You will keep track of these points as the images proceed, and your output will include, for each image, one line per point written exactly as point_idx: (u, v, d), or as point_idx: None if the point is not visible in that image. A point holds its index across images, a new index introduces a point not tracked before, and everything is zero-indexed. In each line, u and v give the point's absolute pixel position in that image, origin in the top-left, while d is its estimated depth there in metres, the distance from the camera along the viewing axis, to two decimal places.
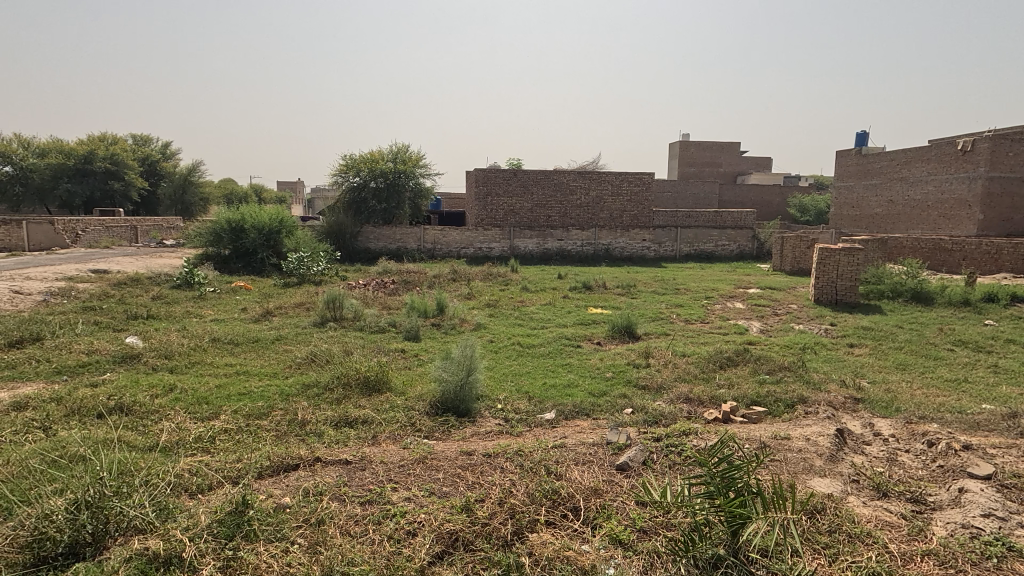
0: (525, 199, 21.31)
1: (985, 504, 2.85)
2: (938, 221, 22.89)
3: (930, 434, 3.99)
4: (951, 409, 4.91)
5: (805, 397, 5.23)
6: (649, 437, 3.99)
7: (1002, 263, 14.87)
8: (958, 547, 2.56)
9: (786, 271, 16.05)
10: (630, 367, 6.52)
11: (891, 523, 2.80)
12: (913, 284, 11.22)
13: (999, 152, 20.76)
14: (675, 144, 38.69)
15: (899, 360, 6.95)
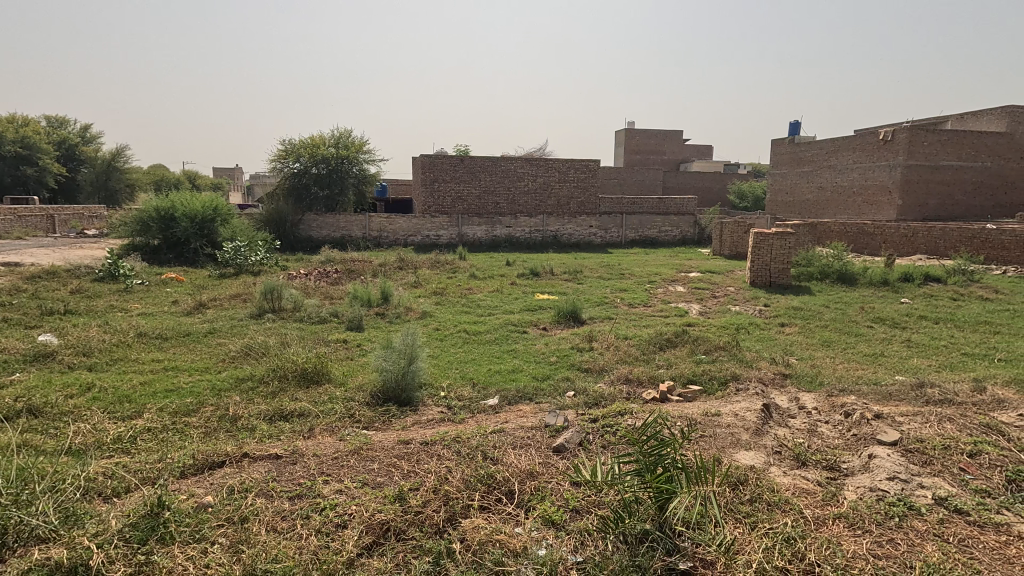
0: (472, 186, 21.13)
1: (891, 468, 3.07)
2: (863, 207, 24.32)
3: (848, 406, 4.24)
4: (867, 381, 5.26)
5: (737, 374, 5.46)
6: (587, 418, 4.06)
7: (918, 246, 15.94)
8: (865, 509, 2.73)
9: (725, 255, 16.69)
10: (574, 351, 6.61)
11: (807, 490, 2.96)
12: (839, 266, 11.89)
13: (916, 142, 22.15)
14: (621, 132, 39.34)
15: (824, 337, 7.37)
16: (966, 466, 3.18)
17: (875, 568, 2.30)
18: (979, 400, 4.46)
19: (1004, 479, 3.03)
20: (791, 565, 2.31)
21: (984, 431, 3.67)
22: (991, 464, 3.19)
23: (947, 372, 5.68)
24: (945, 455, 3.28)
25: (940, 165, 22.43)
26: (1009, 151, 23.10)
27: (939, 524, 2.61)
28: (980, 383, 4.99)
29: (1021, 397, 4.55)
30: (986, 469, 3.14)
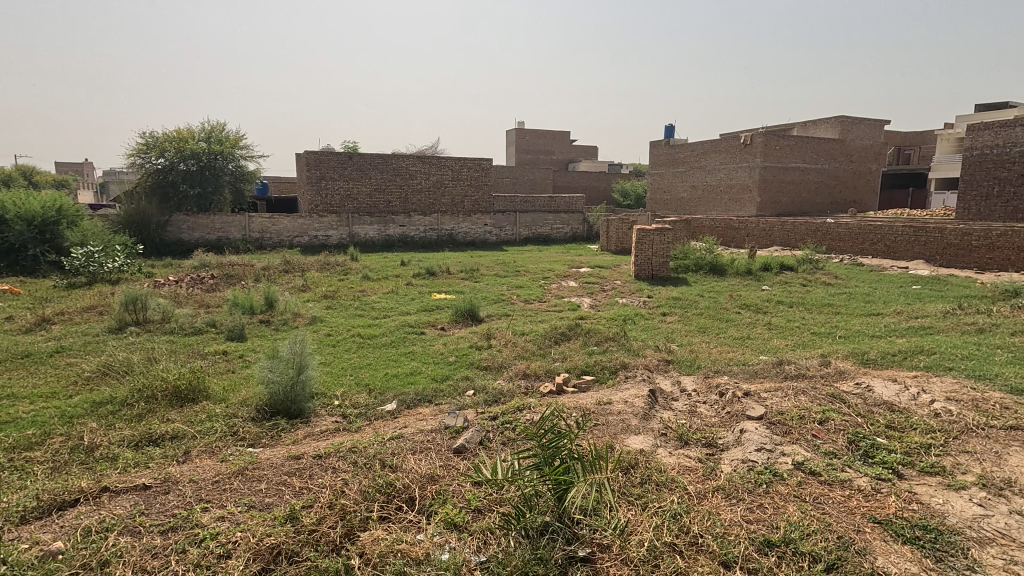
0: (362, 184, 20.38)
1: (758, 440, 3.42)
2: (729, 204, 26.78)
3: (722, 386, 4.67)
4: (737, 362, 5.83)
5: (626, 363, 5.79)
6: (486, 416, 4.08)
7: (774, 238, 17.91)
8: (739, 480, 3.01)
9: (612, 250, 17.60)
10: (472, 349, 6.62)
11: (690, 467, 3.20)
12: (710, 259, 13.02)
13: (770, 146, 24.89)
14: (511, 131, 40.03)
15: (700, 324, 8.05)
16: (817, 432, 3.62)
17: (748, 531, 2.55)
18: (826, 373, 5.11)
19: (846, 442, 3.50)
20: (678, 539, 2.48)
21: (830, 400, 4.22)
22: (837, 428, 3.67)
23: (801, 350, 6.42)
24: (801, 424, 3.72)
25: (789, 167, 25.43)
26: (842, 156, 26.79)
27: (798, 486, 2.95)
28: (827, 358, 5.70)
29: (857, 368, 5.29)
30: (833, 433, 3.61)
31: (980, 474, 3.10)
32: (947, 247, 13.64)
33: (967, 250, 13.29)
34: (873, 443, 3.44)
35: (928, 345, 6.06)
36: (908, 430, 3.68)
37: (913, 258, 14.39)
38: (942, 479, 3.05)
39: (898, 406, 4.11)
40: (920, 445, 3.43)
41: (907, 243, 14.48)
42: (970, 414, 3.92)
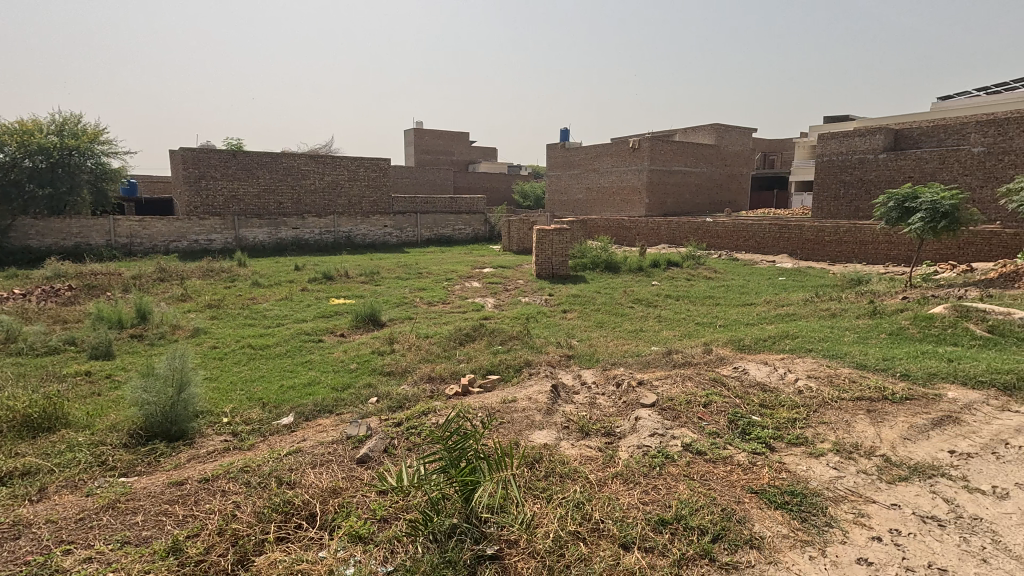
0: (249, 184, 19.03)
1: (652, 426, 3.66)
2: (621, 204, 28.26)
3: (619, 377, 4.93)
4: (632, 354, 6.18)
5: (529, 360, 5.92)
6: (390, 423, 3.99)
7: (662, 236, 19.18)
8: (636, 464, 3.19)
9: (514, 250, 17.92)
10: (375, 355, 6.43)
11: (591, 457, 3.35)
12: (606, 257, 13.68)
13: (656, 150, 26.62)
14: (409, 131, 39.37)
15: (598, 319, 8.43)
16: (702, 414, 3.94)
17: (644, 512, 2.71)
18: (709, 360, 5.58)
19: (727, 421, 3.84)
20: (581, 527, 2.59)
21: (713, 384, 4.61)
22: (719, 410, 4.02)
23: (687, 340, 6.95)
24: (689, 408, 4.03)
25: (673, 170, 27.39)
26: (717, 160, 29.35)
27: (687, 465, 3.20)
28: (709, 346, 6.21)
29: (735, 354, 5.82)
30: (715, 414, 3.94)
31: (834, 441, 3.54)
32: (805, 242, 15.42)
33: (820, 244, 15.11)
34: (749, 421, 3.81)
35: (791, 330, 6.82)
36: (778, 407, 4.12)
37: (778, 252, 16.09)
38: (805, 448, 3.46)
39: (769, 386, 4.59)
40: (787, 420, 3.85)
41: (773, 239, 16.17)
42: (825, 389, 4.47)
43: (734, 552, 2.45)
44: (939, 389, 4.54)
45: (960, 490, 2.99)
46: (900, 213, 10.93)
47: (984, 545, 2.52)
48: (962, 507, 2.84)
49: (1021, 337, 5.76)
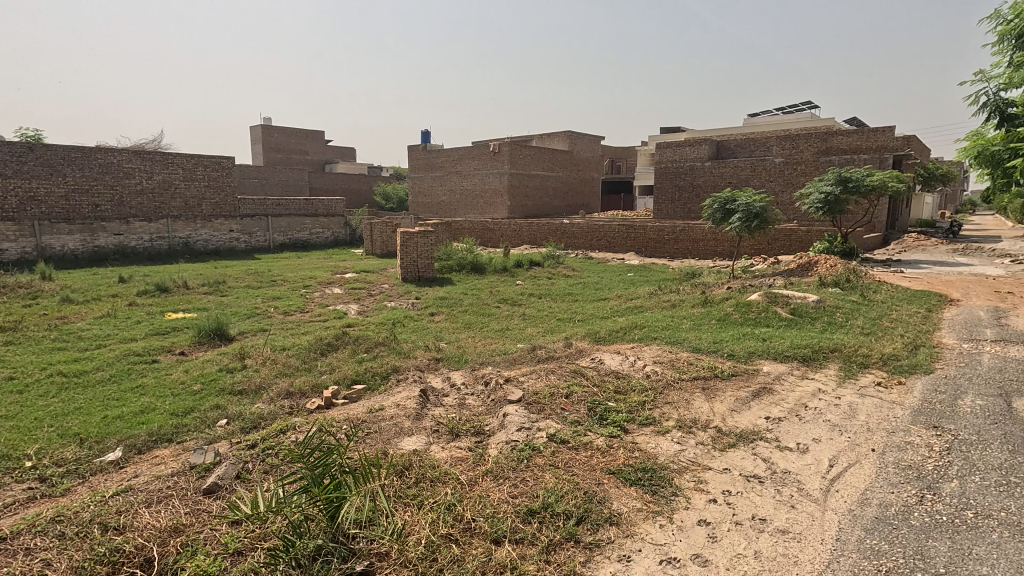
0: (53, 183, 16.15)
1: (519, 420, 3.79)
2: (484, 207, 28.77)
3: (487, 376, 5.03)
4: (498, 352, 6.34)
5: (396, 366, 5.78)
6: (243, 446, 3.66)
7: (524, 237, 19.90)
8: (505, 460, 3.28)
9: (377, 254, 17.38)
10: (223, 373, 5.82)
11: (461, 458, 3.37)
12: (471, 258, 13.86)
13: (515, 154, 27.60)
14: (256, 127, 36.36)
15: (465, 320, 8.51)
16: (565, 405, 4.16)
17: (514, 505, 2.80)
18: (569, 353, 5.93)
19: (587, 409, 4.10)
20: (453, 528, 2.60)
21: (573, 375, 4.90)
22: (579, 399, 4.28)
23: (550, 335, 7.29)
24: (552, 400, 4.24)
25: (531, 174, 28.61)
26: (570, 165, 31.27)
27: (553, 455, 3.36)
28: (570, 340, 6.59)
29: (592, 346, 6.25)
30: (576, 404, 4.19)
31: (677, 418, 3.96)
32: (649, 240, 17.03)
33: (661, 242, 16.80)
34: (606, 407, 4.11)
35: (640, 321, 7.49)
36: (630, 392, 4.50)
37: (627, 250, 17.56)
38: (654, 427, 3.82)
39: (622, 373, 5.00)
40: (637, 403, 4.22)
41: (623, 239, 17.62)
42: (668, 373, 4.99)
43: (596, 531, 2.62)
44: (757, 365, 5.29)
45: (774, 450, 3.52)
46: (723, 214, 12.55)
47: (792, 493, 2.99)
48: (776, 464, 3.34)
49: (813, 317, 6.94)
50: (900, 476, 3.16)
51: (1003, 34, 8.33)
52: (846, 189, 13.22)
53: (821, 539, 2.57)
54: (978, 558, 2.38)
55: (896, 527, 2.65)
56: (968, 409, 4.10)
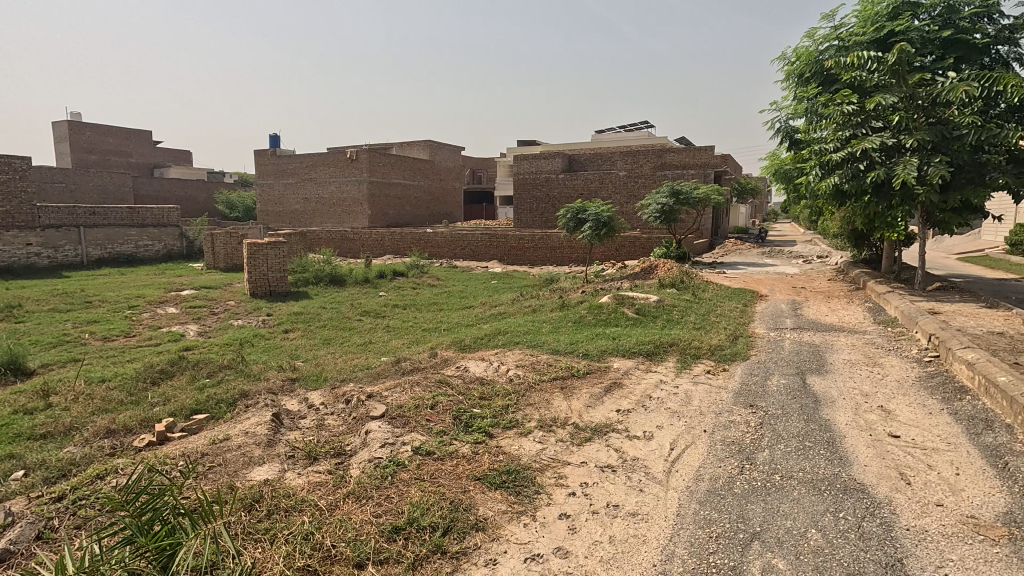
0: None
1: (382, 437, 3.68)
2: (342, 216, 27.51)
3: (348, 393, 4.81)
4: (361, 367, 6.09)
5: (245, 391, 5.26)
6: (46, 500, 3.07)
7: (386, 247, 19.42)
8: (367, 479, 3.15)
9: (221, 268, 15.76)
10: (19, 416, 4.82)
11: (320, 482, 3.17)
12: (329, 270, 13.18)
13: (374, 162, 26.91)
14: (62, 124, 31.16)
15: (324, 336, 8.05)
16: (430, 416, 4.12)
17: (377, 524, 2.70)
18: (434, 363, 5.89)
19: (452, 418, 4.10)
20: (311, 559, 2.44)
21: (439, 386, 4.87)
22: (444, 409, 4.27)
23: (415, 347, 7.18)
24: (417, 413, 4.17)
25: (391, 182, 28.08)
26: (431, 174, 31.28)
27: (418, 468, 3.30)
28: (434, 350, 6.55)
29: (456, 355, 6.28)
30: (442, 414, 4.18)
31: (539, 418, 4.13)
32: (510, 248, 17.61)
33: (522, 250, 17.46)
34: (471, 414, 4.15)
35: (503, 327, 7.70)
36: (494, 397, 4.59)
37: (490, 258, 17.96)
38: (517, 429, 3.94)
39: (487, 379, 5.09)
40: (501, 408, 4.32)
41: (485, 247, 17.99)
42: (530, 375, 5.19)
43: (462, 539, 2.63)
44: (608, 362, 5.72)
45: (624, 440, 3.82)
46: (576, 223, 13.39)
47: (640, 478, 3.28)
48: (626, 453, 3.63)
49: (655, 315, 7.68)
50: (726, 451, 3.61)
51: (788, 72, 9.96)
52: (679, 200, 14.88)
53: (664, 516, 2.84)
54: (785, 514, 2.80)
55: (723, 497, 3.02)
56: (774, 388, 4.84)
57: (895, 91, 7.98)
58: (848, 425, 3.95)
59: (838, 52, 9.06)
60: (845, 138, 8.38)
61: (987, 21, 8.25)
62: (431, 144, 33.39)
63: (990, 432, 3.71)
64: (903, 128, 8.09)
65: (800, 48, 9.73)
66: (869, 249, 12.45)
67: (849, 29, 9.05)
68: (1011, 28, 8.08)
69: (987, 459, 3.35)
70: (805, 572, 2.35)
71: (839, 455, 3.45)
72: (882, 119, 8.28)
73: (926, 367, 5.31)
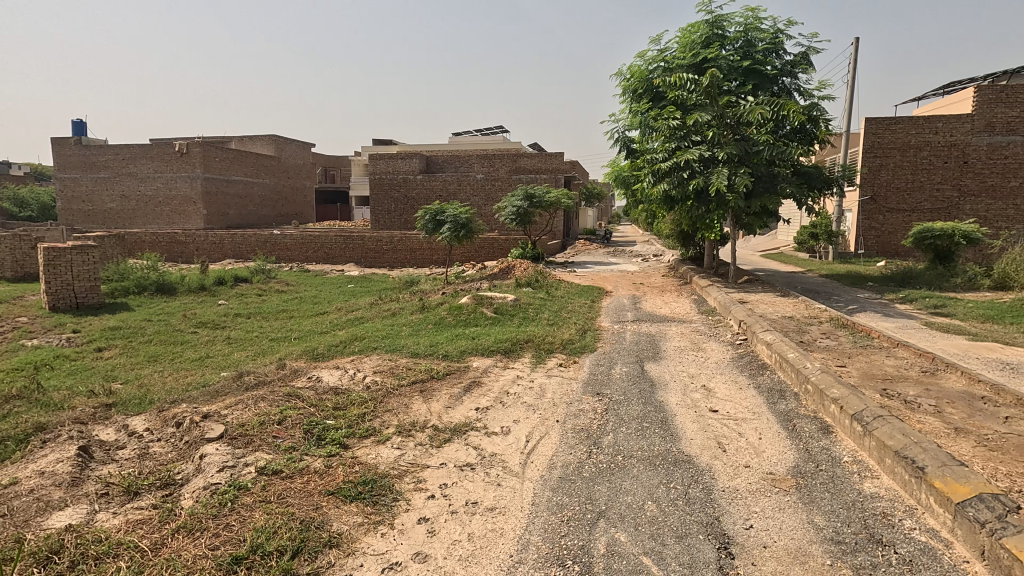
0: None
1: (220, 460, 3.33)
2: (171, 216, 24.31)
3: (179, 415, 4.28)
4: (196, 385, 5.43)
5: (42, 424, 4.40)
6: None
7: (226, 251, 17.61)
8: (201, 509, 2.82)
9: (8, 278, 13.05)
10: None
11: (140, 520, 2.77)
12: (155, 278, 11.61)
13: (208, 157, 24.31)
14: None
15: (149, 352, 7.05)
16: (277, 433, 3.83)
17: (213, 558, 2.44)
18: (283, 375, 5.47)
19: (303, 433, 3.85)
20: None
21: (287, 399, 4.54)
22: (294, 423, 3.99)
23: (261, 358, 6.62)
24: (261, 430, 3.85)
25: (231, 180, 25.60)
26: (276, 172, 29.09)
27: (263, 490, 3.04)
28: (283, 361, 6.09)
29: (308, 364, 5.91)
30: (291, 429, 3.90)
31: (397, 424, 4.05)
32: (368, 251, 17.02)
33: (380, 252, 16.97)
34: (323, 426, 3.93)
35: (360, 332, 7.42)
36: (350, 406, 4.40)
37: (346, 261, 17.19)
38: (374, 437, 3.82)
39: (342, 388, 4.86)
40: (357, 416, 4.16)
41: (340, 250, 17.18)
42: (388, 381, 5.06)
43: (313, 560, 2.48)
44: (467, 362, 5.80)
45: (483, 437, 3.90)
46: (434, 225, 13.33)
47: (498, 472, 3.37)
48: (484, 449, 3.71)
49: (512, 314, 7.96)
50: (576, 438, 3.86)
51: (624, 88, 10.94)
52: (532, 204, 15.57)
53: (520, 507, 2.95)
54: (626, 490, 3.07)
55: (573, 481, 3.22)
56: (618, 376, 5.28)
57: (709, 111, 9.19)
58: (678, 404, 4.45)
59: (664, 72, 10.14)
60: (672, 148, 9.45)
61: (775, 56, 9.84)
62: (277, 139, 31.07)
63: (783, 400, 4.43)
64: (716, 143, 9.32)
65: (633, 66, 10.70)
66: (693, 248, 14.14)
67: (672, 53, 10.18)
68: (792, 64, 9.71)
69: (781, 422, 4.00)
70: (643, 540, 2.60)
71: (670, 432, 3.87)
72: (700, 133, 9.46)
73: (738, 349, 6.18)
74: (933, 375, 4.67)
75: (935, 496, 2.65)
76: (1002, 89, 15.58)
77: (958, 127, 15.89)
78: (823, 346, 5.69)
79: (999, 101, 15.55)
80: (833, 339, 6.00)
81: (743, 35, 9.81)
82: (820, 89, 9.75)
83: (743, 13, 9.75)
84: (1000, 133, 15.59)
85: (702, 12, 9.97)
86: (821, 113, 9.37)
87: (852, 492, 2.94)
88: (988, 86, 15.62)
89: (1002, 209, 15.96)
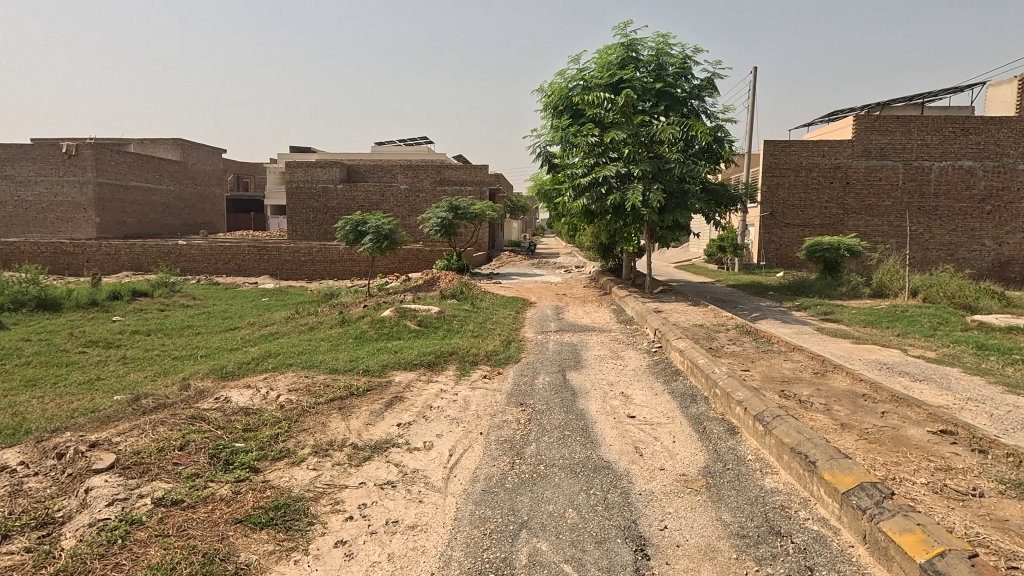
0: None
1: (109, 493, 3.03)
2: (57, 224, 21.98)
3: (62, 445, 3.85)
4: (83, 411, 4.89)
5: None
6: None
7: (122, 263, 16.18)
8: (85, 550, 2.53)
9: None
10: None
11: (9, 567, 2.46)
12: (36, 292, 10.41)
13: (102, 160, 22.25)
14: None
15: (27, 376, 6.29)
16: (178, 459, 3.54)
17: None
18: (186, 396, 5.06)
19: (208, 457, 3.59)
20: None
21: (190, 422, 4.21)
22: (198, 448, 3.72)
23: (161, 379, 6.09)
24: (160, 457, 3.55)
25: (128, 185, 23.61)
26: (181, 177, 27.21)
27: (160, 522, 2.79)
28: (187, 381, 5.63)
29: (215, 385, 5.50)
30: (195, 454, 3.63)
31: (314, 443, 3.88)
32: (283, 262, 16.21)
33: (297, 264, 16.23)
34: (232, 450, 3.68)
35: (275, 348, 7.03)
36: (261, 427, 4.16)
37: (260, 273, 16.31)
38: (288, 459, 3.63)
39: (253, 409, 4.57)
40: (269, 437, 3.94)
41: (254, 261, 16.27)
42: (303, 399, 4.82)
43: None
44: (390, 377, 5.65)
45: (405, 453, 3.82)
46: (355, 235, 12.94)
47: (420, 489, 3.30)
48: (406, 465, 3.63)
49: (436, 326, 7.86)
50: (499, 450, 3.86)
51: (545, 103, 11.21)
52: (457, 215, 15.53)
53: (442, 523, 2.91)
54: (548, 499, 3.11)
55: (497, 493, 3.22)
56: (541, 386, 5.34)
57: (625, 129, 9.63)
58: (599, 411, 4.58)
59: (583, 90, 10.52)
60: (592, 163, 9.79)
61: (685, 80, 10.48)
62: (182, 143, 29.00)
63: (694, 405, 4.68)
64: (632, 159, 9.76)
65: (553, 84, 11.02)
66: (613, 259, 14.66)
67: (590, 73, 10.58)
68: (699, 88, 10.40)
69: (693, 426, 4.22)
70: (564, 548, 2.63)
71: (591, 440, 3.97)
72: (617, 150, 9.89)
73: (653, 357, 6.45)
74: (823, 376, 5.12)
75: (825, 487, 2.90)
76: (876, 119, 17.46)
77: (841, 150, 17.65)
78: (729, 352, 6.08)
79: (874, 129, 17.43)
80: (737, 345, 6.43)
81: (655, 58, 10.37)
82: (723, 112, 10.51)
83: (654, 39, 10.34)
84: (875, 157, 17.48)
85: (618, 35, 10.45)
86: (725, 134, 10.10)
87: (754, 488, 3.15)
88: (865, 115, 17.45)
89: (878, 225, 17.86)
